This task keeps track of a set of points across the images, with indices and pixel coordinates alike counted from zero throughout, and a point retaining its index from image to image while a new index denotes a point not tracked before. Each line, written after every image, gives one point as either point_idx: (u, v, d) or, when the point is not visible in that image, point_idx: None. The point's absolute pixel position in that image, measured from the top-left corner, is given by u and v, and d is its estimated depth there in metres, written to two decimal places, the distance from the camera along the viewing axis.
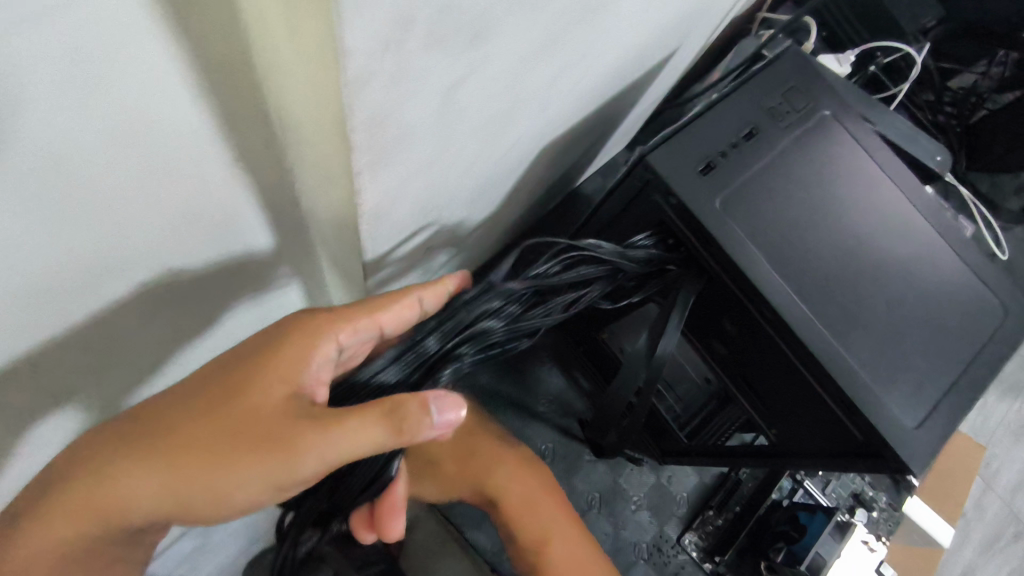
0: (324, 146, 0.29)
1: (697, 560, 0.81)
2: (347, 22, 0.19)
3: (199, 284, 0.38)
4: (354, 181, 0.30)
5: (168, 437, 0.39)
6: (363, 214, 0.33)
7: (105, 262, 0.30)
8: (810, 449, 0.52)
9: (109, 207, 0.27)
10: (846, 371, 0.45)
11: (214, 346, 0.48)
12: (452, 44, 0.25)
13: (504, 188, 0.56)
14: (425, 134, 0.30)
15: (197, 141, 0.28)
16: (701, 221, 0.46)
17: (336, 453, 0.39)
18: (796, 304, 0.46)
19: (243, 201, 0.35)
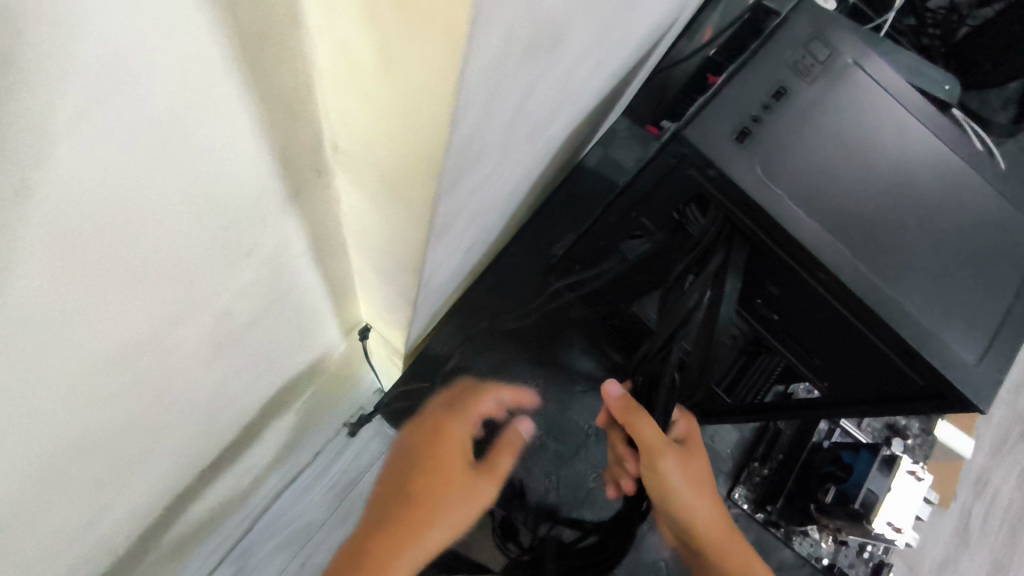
0: (401, 168, 0.28)
1: (750, 512, 0.83)
2: (472, 36, 0.18)
3: (251, 311, 0.38)
4: (429, 202, 0.29)
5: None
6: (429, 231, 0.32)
7: (157, 307, 0.29)
8: (866, 396, 0.53)
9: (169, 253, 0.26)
10: (905, 319, 0.45)
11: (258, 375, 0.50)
12: (532, 55, 0.24)
13: (530, 180, 0.55)
14: (491, 148, 0.29)
15: (254, 178, 0.27)
16: (746, 190, 0.46)
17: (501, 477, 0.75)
18: (849, 259, 0.46)
19: (287, 229, 0.34)
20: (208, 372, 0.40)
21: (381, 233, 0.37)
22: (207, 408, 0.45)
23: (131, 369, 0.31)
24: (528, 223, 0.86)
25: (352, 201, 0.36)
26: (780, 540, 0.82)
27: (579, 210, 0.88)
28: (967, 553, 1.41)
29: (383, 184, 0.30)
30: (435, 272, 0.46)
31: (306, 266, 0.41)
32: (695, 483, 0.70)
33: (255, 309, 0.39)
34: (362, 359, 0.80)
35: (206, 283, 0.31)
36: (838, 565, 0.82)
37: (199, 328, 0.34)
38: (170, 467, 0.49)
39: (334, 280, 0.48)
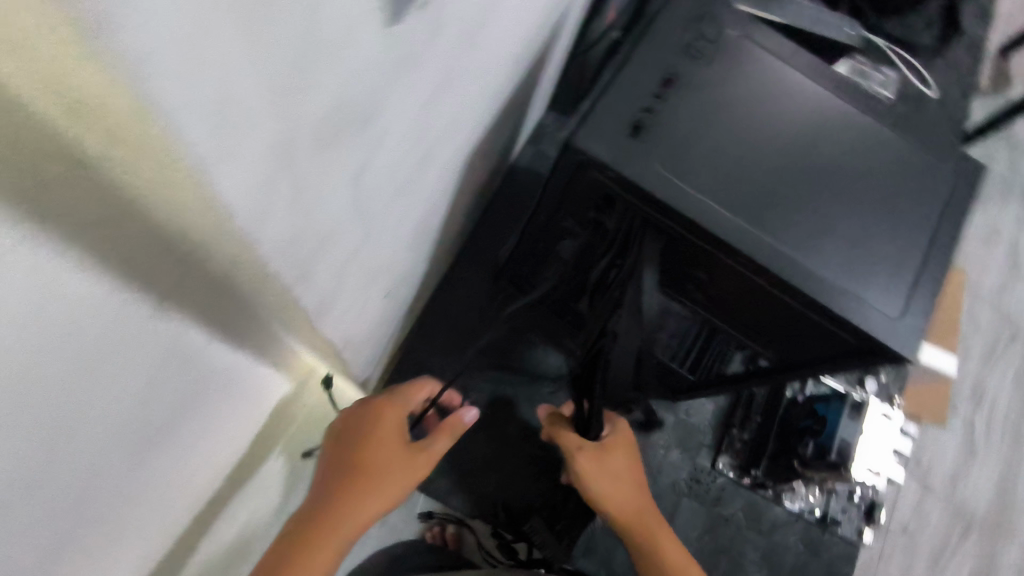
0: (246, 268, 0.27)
1: (736, 478, 0.84)
2: (209, 167, 0.17)
3: (168, 412, 0.37)
4: (287, 291, 0.28)
5: (325, 525, 0.56)
6: (308, 311, 0.32)
7: (50, 449, 0.28)
8: (809, 360, 0.54)
9: (44, 403, 0.25)
10: (824, 288, 0.45)
11: (209, 456, 0.50)
12: (337, 147, 0.23)
13: (443, 210, 0.54)
14: (346, 221, 0.29)
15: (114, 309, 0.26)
16: (647, 189, 0.45)
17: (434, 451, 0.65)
18: (760, 238, 0.46)
19: (175, 330, 0.33)
20: (138, 476, 0.39)
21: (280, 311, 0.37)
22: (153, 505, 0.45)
23: (45, 506, 0.31)
24: (469, 236, 0.85)
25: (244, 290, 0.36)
26: (770, 500, 0.83)
27: (518, 213, 0.87)
28: (972, 462, 1.43)
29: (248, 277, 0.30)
30: (355, 327, 0.46)
31: (217, 349, 0.40)
32: (615, 484, 0.70)
33: (173, 409, 0.38)
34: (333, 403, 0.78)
35: (99, 406, 0.30)
36: (830, 513, 0.83)
37: (108, 450, 0.33)
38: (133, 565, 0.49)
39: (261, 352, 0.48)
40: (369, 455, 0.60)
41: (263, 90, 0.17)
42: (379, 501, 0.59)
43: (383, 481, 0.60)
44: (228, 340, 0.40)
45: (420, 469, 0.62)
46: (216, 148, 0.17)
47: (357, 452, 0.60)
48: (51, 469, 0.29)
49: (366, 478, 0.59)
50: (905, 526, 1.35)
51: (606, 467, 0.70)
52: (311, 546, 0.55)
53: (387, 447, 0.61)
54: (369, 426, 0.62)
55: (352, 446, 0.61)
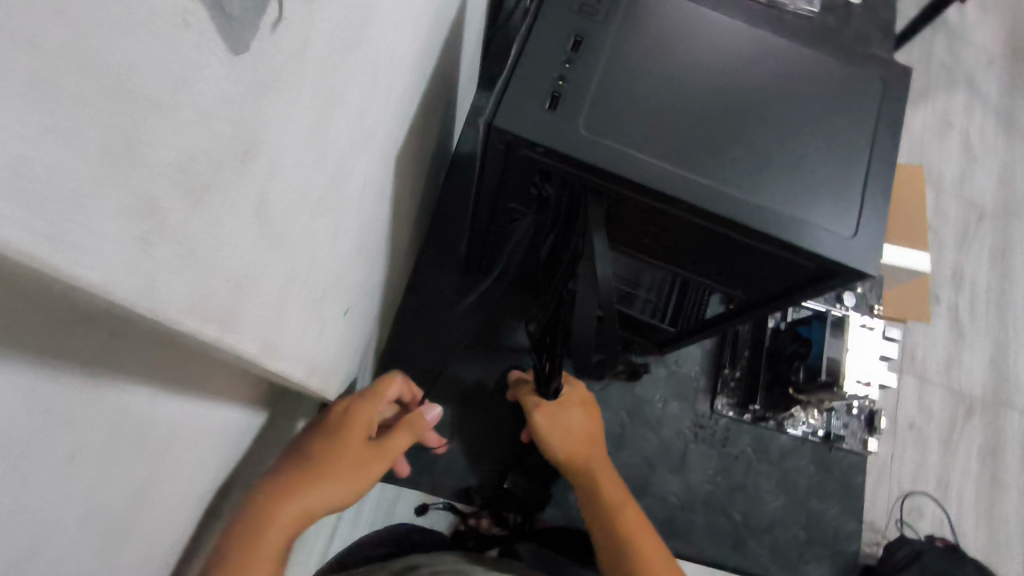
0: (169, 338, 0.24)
1: (737, 416, 0.84)
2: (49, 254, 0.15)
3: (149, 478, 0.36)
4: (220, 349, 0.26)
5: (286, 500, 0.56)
6: (256, 360, 0.30)
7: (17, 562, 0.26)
8: (776, 292, 0.53)
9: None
10: (773, 220, 0.45)
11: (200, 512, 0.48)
12: (218, 190, 0.22)
13: (383, 217, 0.53)
14: (258, 259, 0.27)
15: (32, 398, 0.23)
16: (576, 156, 0.45)
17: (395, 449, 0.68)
18: (698, 183, 0.45)
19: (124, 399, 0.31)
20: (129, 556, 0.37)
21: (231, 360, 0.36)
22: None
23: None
24: (426, 233, 0.84)
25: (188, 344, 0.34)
26: (773, 430, 0.84)
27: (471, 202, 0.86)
28: (963, 347, 1.47)
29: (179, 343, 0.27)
30: (319, 354, 0.45)
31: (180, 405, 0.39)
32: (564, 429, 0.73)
33: (152, 473, 0.37)
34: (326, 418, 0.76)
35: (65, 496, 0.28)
36: (833, 431, 0.84)
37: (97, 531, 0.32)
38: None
39: (226, 394, 0.47)
40: (337, 445, 0.64)
41: (98, 160, 0.16)
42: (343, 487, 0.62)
43: (348, 468, 0.63)
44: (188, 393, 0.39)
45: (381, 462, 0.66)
46: (51, 239, 0.15)
47: (326, 444, 0.64)
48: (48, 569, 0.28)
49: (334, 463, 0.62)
50: (912, 422, 1.38)
51: (562, 420, 0.73)
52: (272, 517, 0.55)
53: (352, 440, 0.65)
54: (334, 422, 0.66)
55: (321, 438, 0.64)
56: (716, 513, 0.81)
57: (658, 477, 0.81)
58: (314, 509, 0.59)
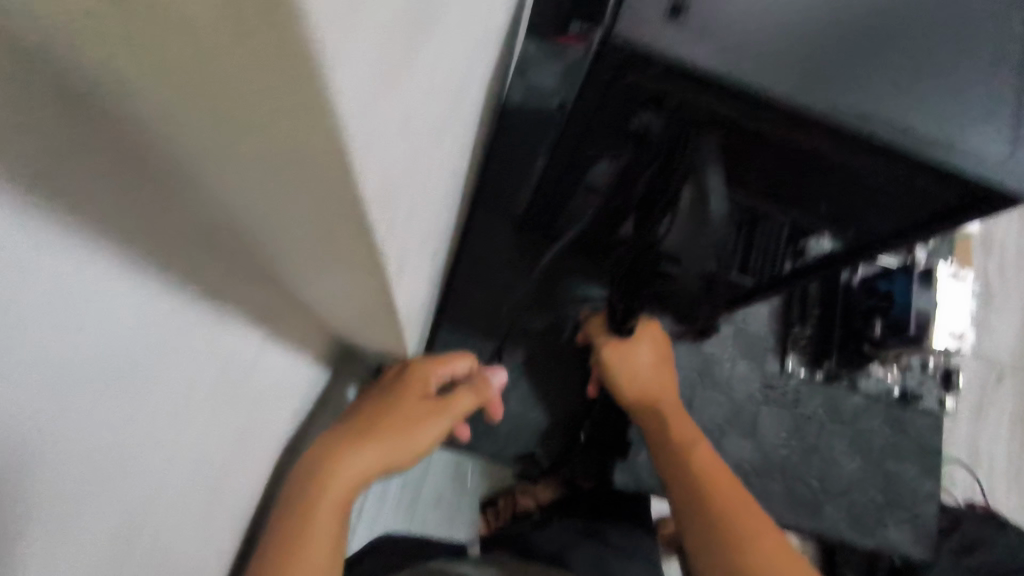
0: (314, 221, 0.22)
1: (809, 375, 0.80)
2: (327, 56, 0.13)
3: (214, 400, 0.33)
4: (371, 241, 0.23)
5: (342, 457, 0.50)
6: (387, 267, 0.27)
7: (101, 478, 0.24)
8: (897, 227, 0.49)
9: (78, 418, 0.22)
10: (927, 143, 0.39)
11: (249, 470, 0.43)
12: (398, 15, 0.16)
13: (464, 152, 0.48)
14: (401, 149, 0.22)
15: (123, 295, 0.22)
16: (708, 74, 0.38)
17: (457, 411, 0.61)
18: (845, 103, 0.38)
19: (203, 326, 0.30)
20: (203, 506, 0.36)
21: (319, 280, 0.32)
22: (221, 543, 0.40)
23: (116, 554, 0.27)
24: (478, 187, 0.79)
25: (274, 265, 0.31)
26: (846, 389, 0.81)
27: (523, 153, 0.81)
28: (996, 312, 1.44)
29: (300, 243, 0.25)
30: (411, 296, 0.40)
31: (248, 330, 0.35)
32: (638, 376, 0.70)
33: (218, 398, 0.33)
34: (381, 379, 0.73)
35: (150, 415, 0.27)
36: (909, 389, 0.81)
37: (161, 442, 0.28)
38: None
39: (283, 343, 0.42)
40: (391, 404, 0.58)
41: None
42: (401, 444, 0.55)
43: (409, 427, 0.56)
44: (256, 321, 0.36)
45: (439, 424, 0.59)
46: None
47: (380, 404, 0.58)
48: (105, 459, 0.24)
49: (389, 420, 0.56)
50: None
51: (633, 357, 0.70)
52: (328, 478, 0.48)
53: (408, 399, 0.59)
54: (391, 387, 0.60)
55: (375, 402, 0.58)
56: (790, 476, 0.77)
57: (728, 441, 0.77)
58: (373, 468, 0.52)
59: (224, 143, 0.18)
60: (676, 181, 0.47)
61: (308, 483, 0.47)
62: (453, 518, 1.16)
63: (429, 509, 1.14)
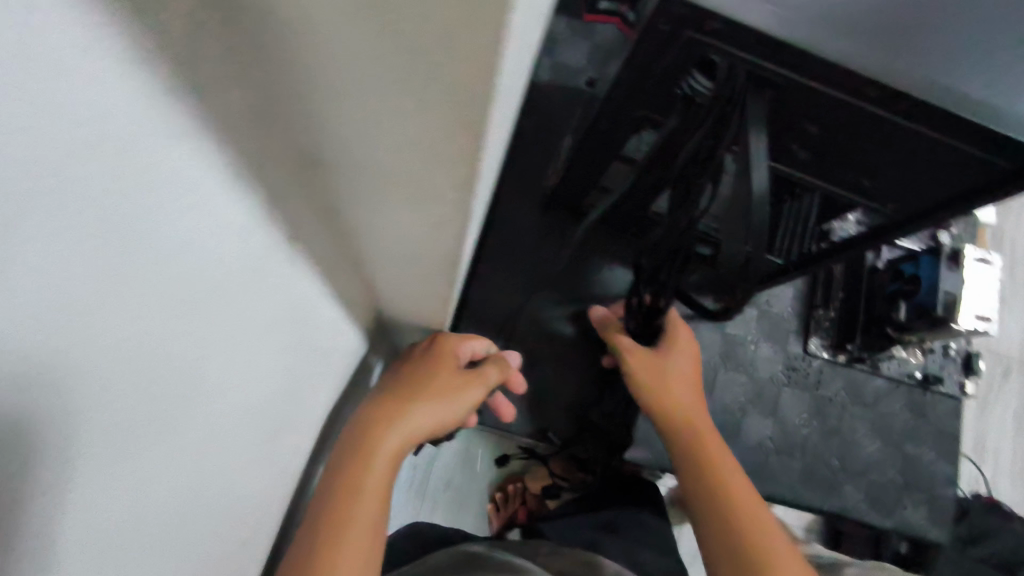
0: (429, 151, 0.24)
1: (832, 357, 0.80)
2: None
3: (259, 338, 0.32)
4: (473, 166, 0.24)
5: (380, 433, 0.50)
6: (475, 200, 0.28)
7: (185, 391, 0.26)
8: (940, 200, 0.50)
9: (177, 325, 0.24)
10: (974, 105, 0.41)
11: (292, 420, 0.44)
12: None
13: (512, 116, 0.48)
14: (514, 70, 0.23)
15: (226, 213, 0.24)
16: (767, 31, 0.39)
17: (487, 383, 0.60)
18: (899, 61, 0.40)
19: (280, 262, 0.31)
20: (255, 445, 0.37)
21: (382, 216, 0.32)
22: (262, 483, 0.41)
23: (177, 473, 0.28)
24: (506, 162, 0.78)
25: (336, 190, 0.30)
26: (868, 372, 0.81)
27: (551, 131, 0.81)
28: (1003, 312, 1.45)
29: (402, 176, 0.27)
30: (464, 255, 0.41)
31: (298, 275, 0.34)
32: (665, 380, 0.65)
33: (263, 337, 0.32)
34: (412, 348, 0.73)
35: (223, 342, 0.28)
36: (930, 373, 0.81)
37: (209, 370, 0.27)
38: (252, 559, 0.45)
39: (340, 294, 0.43)
40: (420, 374, 0.57)
41: None
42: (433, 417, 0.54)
43: (440, 401, 0.55)
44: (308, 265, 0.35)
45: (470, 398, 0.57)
46: None
47: (409, 376, 0.57)
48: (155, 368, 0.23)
49: (421, 391, 0.55)
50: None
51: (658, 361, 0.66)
52: (369, 453, 0.49)
53: (439, 374, 0.57)
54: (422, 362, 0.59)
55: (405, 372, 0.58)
56: (811, 456, 0.78)
57: (749, 419, 0.77)
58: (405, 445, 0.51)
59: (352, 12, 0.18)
60: (716, 152, 0.47)
61: (350, 459, 0.49)
62: (463, 500, 1.17)
63: (438, 491, 1.15)
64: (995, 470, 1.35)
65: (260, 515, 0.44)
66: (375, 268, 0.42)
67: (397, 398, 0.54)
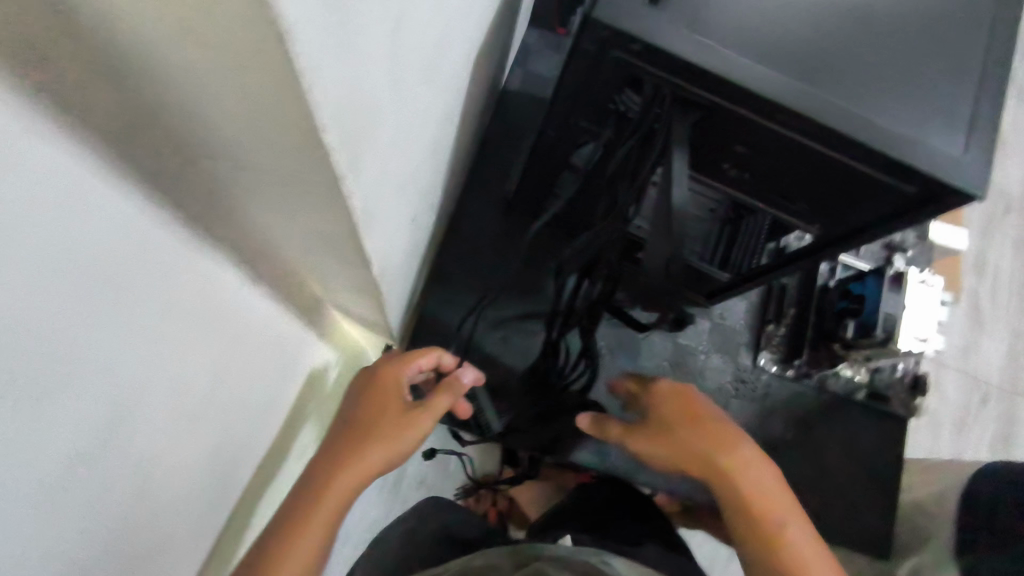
0: (300, 173, 0.26)
1: (780, 371, 0.82)
2: (294, 28, 0.16)
3: (173, 335, 0.33)
4: (339, 186, 0.26)
5: (325, 480, 0.53)
6: (361, 212, 0.29)
7: (93, 379, 0.27)
8: (860, 224, 0.52)
9: (81, 340, 0.26)
10: (881, 137, 0.43)
11: (228, 413, 0.45)
12: None
13: (454, 126, 0.50)
14: (380, 99, 0.25)
15: (134, 229, 0.26)
16: (681, 58, 0.41)
17: (435, 411, 0.60)
18: (807, 92, 0.42)
19: (193, 259, 0.33)
20: (185, 441, 0.39)
21: (292, 222, 0.34)
22: (196, 475, 0.43)
23: (102, 465, 0.31)
24: (471, 169, 0.80)
25: (244, 195, 0.32)
26: (816, 388, 0.83)
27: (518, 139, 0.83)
28: (980, 336, 1.46)
29: (290, 186, 0.28)
30: (390, 257, 0.43)
31: (225, 270, 0.36)
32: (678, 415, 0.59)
33: (181, 339, 0.34)
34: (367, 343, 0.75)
35: (134, 345, 0.30)
36: (877, 391, 0.83)
37: (118, 366, 0.29)
38: (184, 548, 0.48)
39: (283, 291, 0.45)
40: (369, 412, 0.58)
41: None
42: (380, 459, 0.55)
43: (385, 439, 0.56)
44: (237, 263, 0.37)
45: (418, 431, 0.58)
46: None
47: (359, 414, 0.58)
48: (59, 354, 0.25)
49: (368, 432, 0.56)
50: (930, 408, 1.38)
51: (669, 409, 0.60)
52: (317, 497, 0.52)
53: (387, 409, 0.58)
54: (367, 391, 0.60)
55: (355, 406, 0.59)
56: None
57: None
58: (350, 487, 0.53)
59: (188, 54, 0.19)
60: (647, 167, 0.49)
61: (296, 504, 0.52)
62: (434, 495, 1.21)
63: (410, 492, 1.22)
64: None
65: (198, 499, 0.46)
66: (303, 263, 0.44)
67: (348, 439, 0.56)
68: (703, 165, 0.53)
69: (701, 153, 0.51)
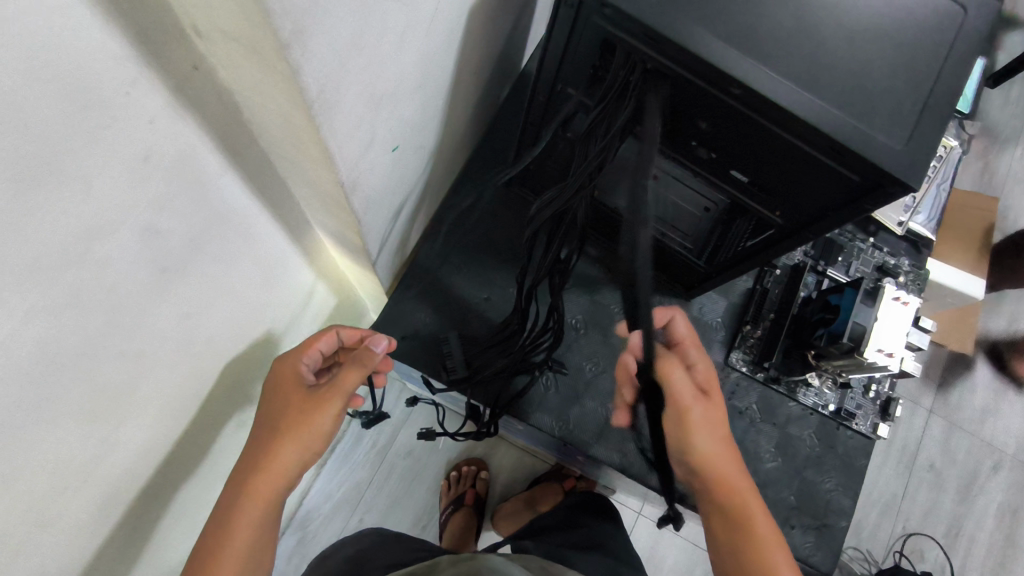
0: (258, 45, 0.30)
1: (750, 372, 0.85)
2: None
3: (151, 200, 0.37)
4: (284, 57, 0.30)
5: (249, 484, 0.58)
6: (310, 93, 0.34)
7: (75, 213, 0.32)
8: (817, 213, 0.54)
9: (67, 172, 0.30)
10: (827, 119, 0.45)
11: (201, 300, 0.49)
12: None
13: (444, 73, 0.54)
14: None
15: (124, 80, 0.31)
16: (640, 20, 0.45)
17: (343, 389, 0.63)
18: (758, 68, 0.45)
19: (188, 135, 0.38)
20: (168, 303, 0.45)
21: (264, 106, 0.38)
22: (173, 343, 0.49)
23: (78, 304, 0.36)
24: (481, 141, 0.85)
25: (225, 72, 0.36)
26: (784, 395, 0.85)
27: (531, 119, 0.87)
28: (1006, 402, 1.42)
29: (250, 60, 0.33)
30: (362, 171, 0.48)
31: (204, 149, 0.40)
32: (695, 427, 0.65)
33: (153, 214, 0.38)
34: (359, 280, 0.81)
35: (115, 193, 0.34)
36: (845, 409, 0.84)
37: (99, 210, 0.33)
38: (155, 418, 0.53)
39: (261, 190, 0.50)
40: (278, 408, 0.62)
41: None
42: (297, 447, 0.61)
43: (299, 429, 0.61)
44: (215, 144, 0.41)
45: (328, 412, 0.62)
46: None
47: (271, 411, 0.62)
48: (43, 177, 0.29)
49: (282, 425, 0.61)
50: (931, 462, 1.35)
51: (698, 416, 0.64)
52: (249, 488, 0.58)
53: (293, 401, 0.62)
54: (269, 393, 0.63)
55: (264, 410, 0.63)
56: None
57: None
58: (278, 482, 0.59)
59: None
60: (616, 126, 0.51)
61: (229, 501, 0.58)
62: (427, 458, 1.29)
63: (398, 456, 1.28)
64: (966, 560, 1.31)
65: (167, 376, 0.51)
66: (285, 171, 0.49)
67: (268, 433, 0.61)
68: (675, 137, 0.57)
69: (671, 122, 0.55)
